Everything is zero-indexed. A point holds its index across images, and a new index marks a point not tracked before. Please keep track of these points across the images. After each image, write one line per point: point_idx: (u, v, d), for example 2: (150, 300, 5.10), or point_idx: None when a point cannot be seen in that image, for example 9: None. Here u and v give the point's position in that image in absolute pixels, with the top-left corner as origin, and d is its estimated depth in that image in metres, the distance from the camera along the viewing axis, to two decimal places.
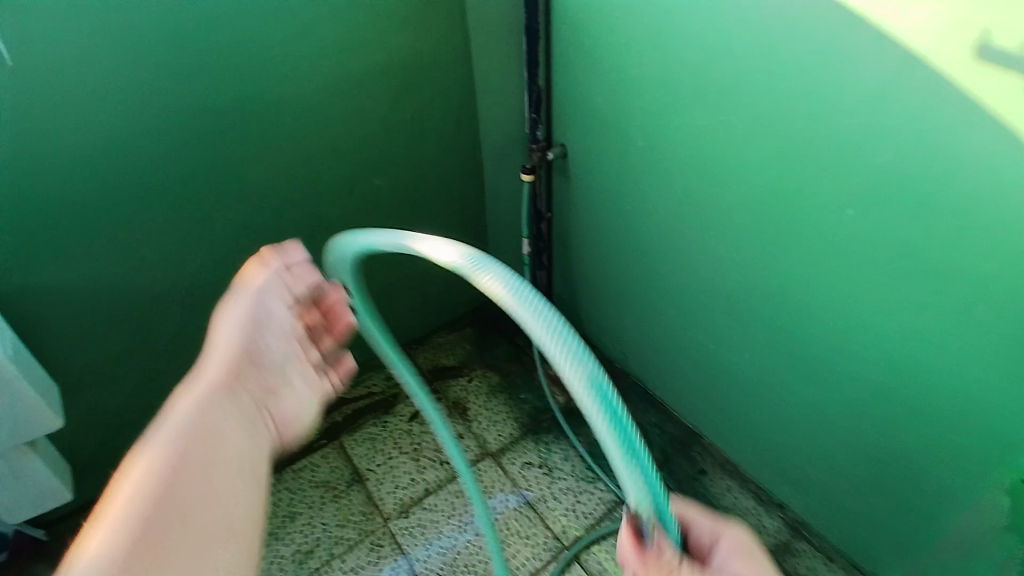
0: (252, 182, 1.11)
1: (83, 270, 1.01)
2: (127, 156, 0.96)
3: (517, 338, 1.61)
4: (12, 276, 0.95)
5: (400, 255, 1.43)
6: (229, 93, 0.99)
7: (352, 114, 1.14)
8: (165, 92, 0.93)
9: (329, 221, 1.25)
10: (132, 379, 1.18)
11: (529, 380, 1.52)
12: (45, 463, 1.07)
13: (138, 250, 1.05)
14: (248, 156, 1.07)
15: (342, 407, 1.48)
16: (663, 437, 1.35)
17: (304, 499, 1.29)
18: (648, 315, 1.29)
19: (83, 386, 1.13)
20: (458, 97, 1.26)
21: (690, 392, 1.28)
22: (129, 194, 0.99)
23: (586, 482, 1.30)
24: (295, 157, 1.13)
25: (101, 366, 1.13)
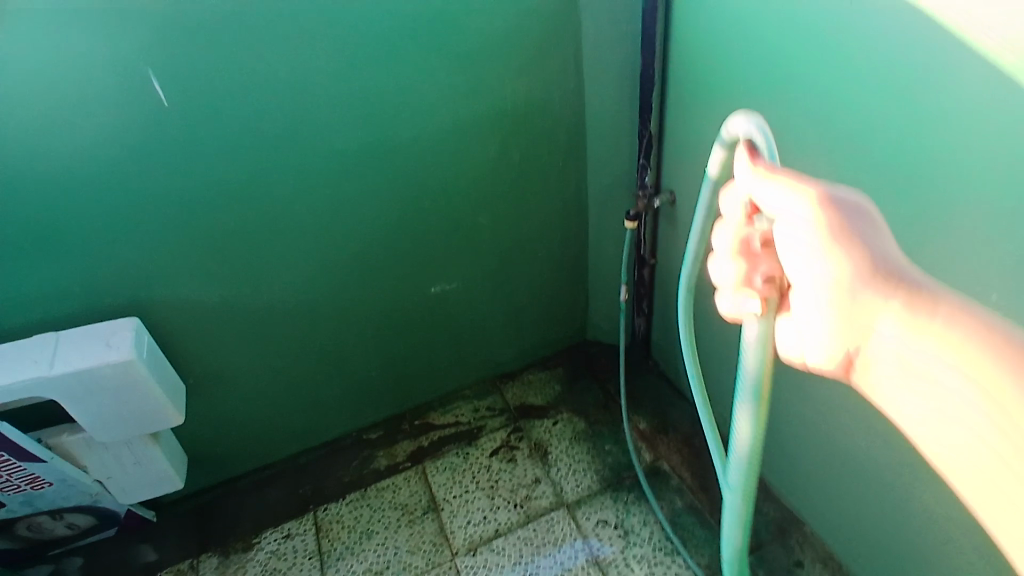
0: (368, 215, 1.19)
1: (219, 284, 1.15)
2: (265, 187, 1.08)
3: (608, 385, 1.56)
4: (164, 286, 1.11)
5: (499, 290, 1.45)
6: (354, 134, 1.08)
7: (465, 155, 1.20)
8: (300, 133, 1.04)
9: (434, 253, 1.32)
10: (251, 382, 1.31)
11: (616, 432, 1.46)
12: (165, 450, 1.24)
13: (265, 270, 1.17)
14: (366, 192, 1.16)
15: (429, 433, 1.52)
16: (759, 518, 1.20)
17: (382, 519, 1.34)
18: None
19: (211, 383, 1.27)
20: (569, 141, 1.27)
21: (794, 473, 1.15)
22: (264, 220, 1.11)
23: (664, 553, 1.21)
24: (408, 194, 1.20)
25: (226, 369, 1.27)
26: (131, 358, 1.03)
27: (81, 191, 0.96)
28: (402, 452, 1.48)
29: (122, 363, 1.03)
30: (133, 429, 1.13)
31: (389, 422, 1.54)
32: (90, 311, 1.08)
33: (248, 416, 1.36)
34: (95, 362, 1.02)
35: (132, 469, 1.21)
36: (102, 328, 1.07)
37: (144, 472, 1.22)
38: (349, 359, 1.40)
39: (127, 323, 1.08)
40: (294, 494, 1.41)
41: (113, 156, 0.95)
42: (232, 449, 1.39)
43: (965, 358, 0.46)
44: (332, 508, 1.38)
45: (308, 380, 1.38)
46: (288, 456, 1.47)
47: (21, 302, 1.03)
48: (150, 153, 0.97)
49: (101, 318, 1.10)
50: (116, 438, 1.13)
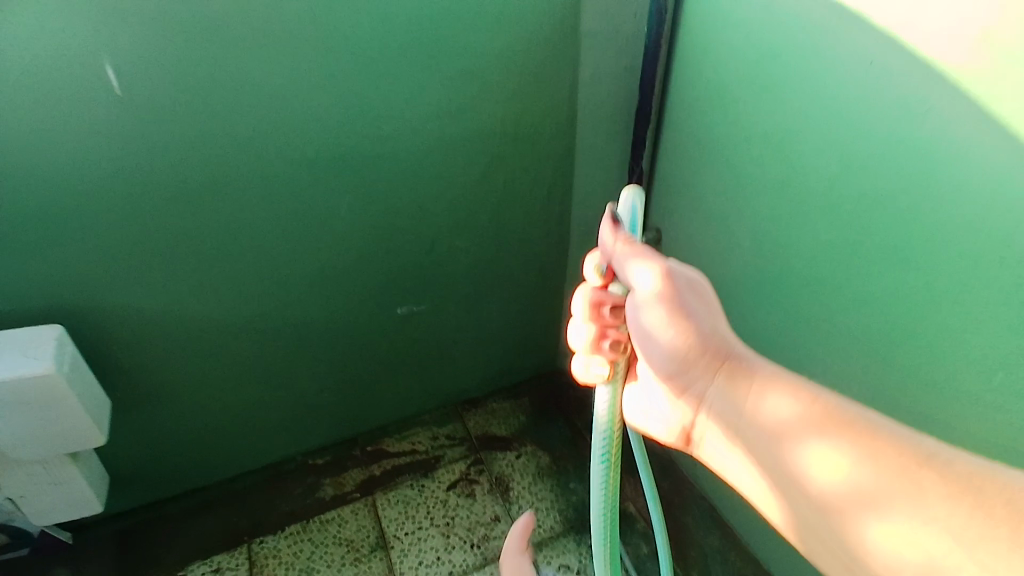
0: (339, 228, 1.10)
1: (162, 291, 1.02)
2: (226, 190, 0.96)
3: (574, 419, 1.50)
4: (97, 291, 0.98)
5: (469, 315, 1.38)
6: (332, 142, 0.99)
7: (447, 173, 1.12)
8: (271, 135, 0.94)
9: (408, 272, 1.23)
10: (189, 399, 1.18)
11: (581, 470, 1.40)
12: (86, 470, 1.08)
13: (219, 279, 1.06)
14: (341, 203, 1.07)
15: (382, 461, 1.42)
16: None
17: (324, 557, 1.24)
18: None
19: (142, 399, 1.13)
20: (557, 168, 1.22)
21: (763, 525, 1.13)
22: (220, 224, 0.99)
23: None
24: (384, 208, 1.11)
25: (162, 383, 1.14)
26: (51, 371, 0.90)
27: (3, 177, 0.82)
28: (351, 481, 1.38)
29: (42, 377, 0.89)
30: (57, 449, 0.99)
31: (339, 446, 1.43)
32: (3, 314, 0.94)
33: (182, 436, 1.22)
34: (8, 374, 0.88)
35: (47, 490, 1.05)
36: (21, 334, 0.93)
37: (62, 494, 1.07)
38: (303, 379, 1.29)
39: (50, 330, 0.94)
40: (228, 523, 1.28)
41: (45, 141, 0.82)
42: (162, 471, 1.25)
43: (787, 516, 0.51)
44: (269, 540, 1.26)
45: (254, 399, 1.26)
46: (224, 479, 1.33)
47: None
48: (90, 141, 0.84)
49: (16, 321, 0.96)
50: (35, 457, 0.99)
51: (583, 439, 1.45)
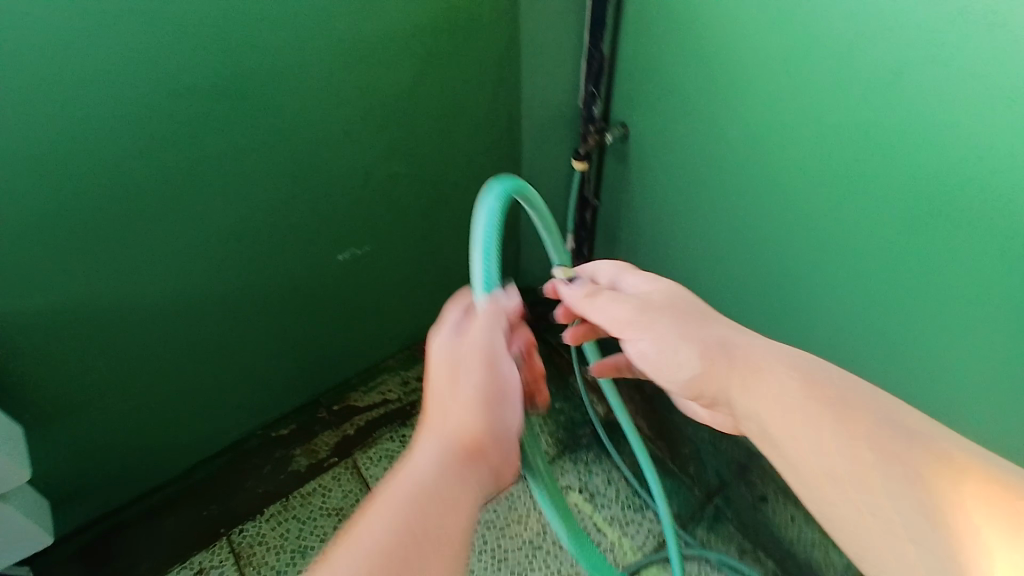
0: (252, 174, 0.89)
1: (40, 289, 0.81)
2: (92, 144, 0.73)
3: (548, 336, 1.44)
4: None
5: (423, 247, 1.23)
6: (218, 64, 0.76)
7: (374, 86, 0.92)
8: (131, 65, 0.70)
9: (345, 213, 1.05)
10: (114, 399, 1.00)
11: (564, 388, 1.36)
12: (18, 503, 0.90)
13: (112, 260, 0.84)
14: (247, 143, 0.85)
15: (353, 418, 1.32)
16: (719, 457, 1.19)
17: (317, 531, 1.16)
18: None
19: (56, 412, 0.95)
20: (501, 64, 1.04)
21: None
22: (98, 189, 0.77)
23: (633, 510, 1.17)
24: (303, 141, 0.91)
25: (75, 390, 0.94)
26: None
27: None
28: (325, 446, 1.28)
29: None
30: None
31: (303, 411, 1.31)
32: None
33: (117, 441, 1.05)
34: None
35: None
36: None
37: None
38: (246, 352, 1.12)
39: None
40: (198, 519, 1.15)
41: None
42: (103, 484, 1.08)
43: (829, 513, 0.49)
44: (249, 528, 1.16)
45: (195, 384, 1.09)
46: (178, 475, 1.18)
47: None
48: None
49: None
50: None
51: (560, 356, 1.40)
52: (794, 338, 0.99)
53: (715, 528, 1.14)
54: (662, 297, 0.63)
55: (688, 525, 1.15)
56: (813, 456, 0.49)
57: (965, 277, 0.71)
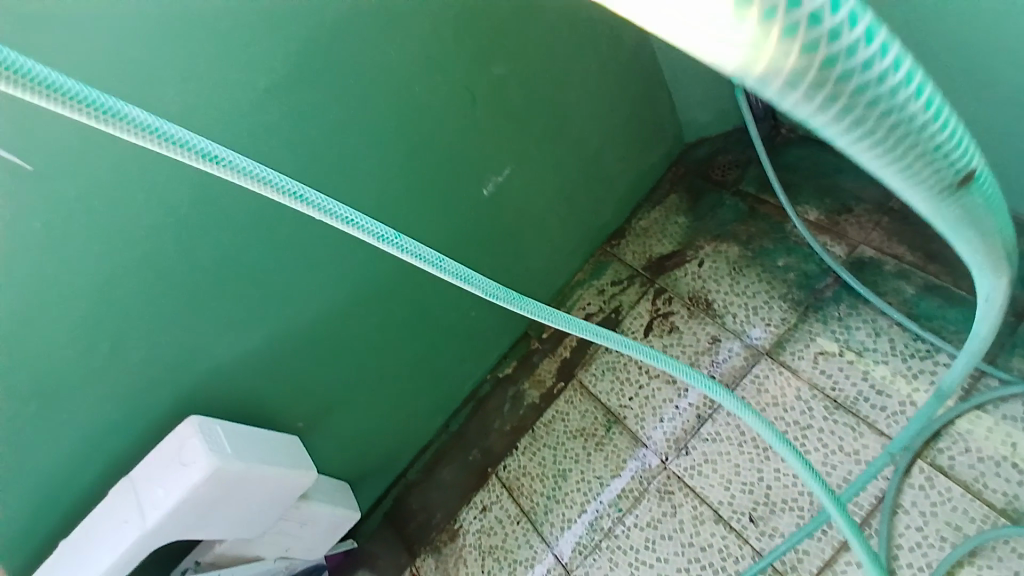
0: (370, 139, 0.93)
1: (261, 305, 0.98)
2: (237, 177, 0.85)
3: (742, 187, 1.23)
4: (215, 332, 0.96)
5: (566, 147, 1.16)
6: (290, 52, 0.81)
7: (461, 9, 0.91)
8: (224, 86, 0.78)
9: (476, 142, 1.04)
10: (368, 381, 1.17)
11: (782, 240, 1.14)
12: (319, 496, 1.14)
13: (301, 262, 0.98)
14: (349, 114, 0.89)
15: (565, 341, 1.30)
16: (1023, 261, 0.92)
17: (568, 453, 1.18)
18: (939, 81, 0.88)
19: (332, 403, 1.15)
20: None
21: None
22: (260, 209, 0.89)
23: (920, 359, 0.94)
24: (399, 89, 0.92)
25: (333, 381, 1.13)
26: (209, 467, 0.90)
27: (57, 278, 0.81)
28: (548, 374, 1.29)
29: (206, 477, 0.90)
30: (268, 501, 1.01)
31: (517, 349, 1.34)
32: (169, 388, 0.96)
33: (382, 414, 1.23)
34: (178, 487, 0.90)
35: (304, 532, 1.13)
36: (162, 451, 0.94)
37: (315, 527, 1.14)
38: (441, 311, 1.19)
39: (188, 428, 0.94)
40: (467, 465, 1.28)
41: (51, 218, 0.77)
42: (382, 456, 1.27)
43: None
44: (511, 463, 1.24)
45: (421, 350, 1.21)
46: (439, 430, 1.33)
47: (103, 452, 0.95)
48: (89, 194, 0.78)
49: (178, 392, 0.98)
50: (251, 520, 1.02)
51: (766, 204, 1.19)
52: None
53: None
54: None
55: (1009, 361, 0.89)
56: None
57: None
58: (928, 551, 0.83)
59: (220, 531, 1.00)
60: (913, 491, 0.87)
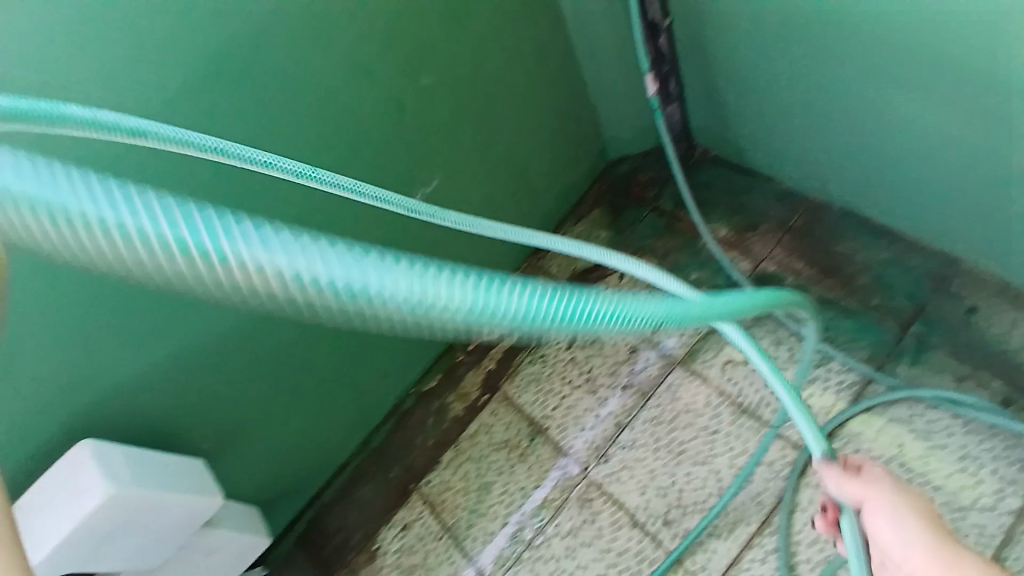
0: (290, 142, 0.90)
1: (164, 315, 0.91)
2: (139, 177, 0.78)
3: (660, 204, 1.29)
4: (108, 346, 0.87)
5: (494, 160, 1.17)
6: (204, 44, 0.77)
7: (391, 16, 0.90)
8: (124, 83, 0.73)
9: (404, 151, 1.03)
10: (284, 396, 1.11)
11: (695, 255, 1.21)
12: (228, 523, 1.06)
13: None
14: (267, 114, 0.86)
15: (491, 353, 1.30)
16: (906, 275, 1.02)
17: (492, 466, 1.17)
18: (831, 112, 0.97)
19: (242, 420, 1.08)
20: None
21: (918, 197, 0.97)
22: None
23: (816, 366, 1.02)
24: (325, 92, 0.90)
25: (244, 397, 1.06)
26: (105, 494, 0.82)
27: None
28: (474, 386, 1.28)
29: (102, 504, 0.82)
30: (173, 530, 0.94)
31: (442, 361, 1.32)
32: (51, 408, 0.87)
33: (299, 431, 1.17)
34: (70, 518, 0.82)
35: (211, 559, 1.05)
36: (54, 478, 0.85)
37: (224, 554, 1.06)
38: (364, 323, 1.15)
39: (84, 453, 0.85)
40: (388, 482, 1.24)
41: None
42: (299, 475, 1.21)
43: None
44: (433, 478, 1.21)
45: (342, 363, 1.16)
46: (359, 447, 1.28)
47: None
48: None
49: (62, 413, 0.88)
50: (155, 551, 0.94)
51: (681, 221, 1.25)
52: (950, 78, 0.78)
53: (923, 358, 0.97)
54: (869, 485, 0.65)
55: (889, 366, 0.98)
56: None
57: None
58: (824, 544, 0.90)
59: (120, 565, 0.92)
60: (812, 490, 0.93)
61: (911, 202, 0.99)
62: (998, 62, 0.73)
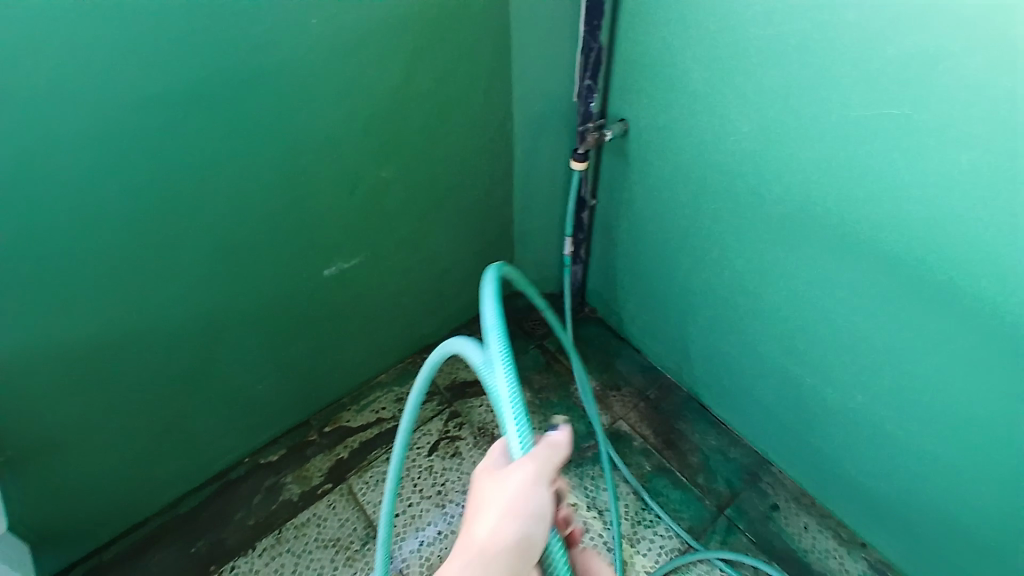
0: (242, 185, 0.89)
1: (18, 310, 0.78)
2: (66, 173, 0.73)
3: (545, 342, 1.42)
4: None
5: (418, 261, 1.23)
6: (198, 70, 0.76)
7: (382, 119, 0.98)
8: (103, 89, 0.70)
9: (344, 227, 1.06)
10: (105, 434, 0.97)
11: (566, 397, 1.33)
12: None
13: (97, 281, 0.82)
14: (231, 152, 0.85)
15: (347, 439, 1.24)
16: (729, 465, 1.22)
17: (313, 565, 1.08)
18: (699, 320, 1.20)
19: (39, 451, 0.91)
20: (499, 94, 1.12)
21: (748, 405, 1.20)
22: (73, 214, 0.76)
23: (644, 526, 1.14)
24: (295, 158, 0.92)
25: (56, 426, 0.90)
26: None
27: None
28: (318, 471, 1.20)
29: None
30: None
31: (292, 434, 1.24)
32: None
33: (103, 476, 1.01)
34: None
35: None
36: None
37: None
38: (231, 378, 1.08)
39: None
40: (184, 557, 1.08)
41: None
42: (86, 521, 1.03)
43: None
44: (241, 564, 1.08)
45: (188, 414, 1.05)
46: (163, 508, 1.13)
47: None
48: None
49: None
50: None
51: (560, 363, 1.38)
52: (793, 326, 1.02)
53: (730, 540, 1.13)
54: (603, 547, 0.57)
55: (702, 539, 1.13)
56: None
57: (924, 259, 0.79)
58: None
59: None
60: None
61: (740, 407, 1.22)
62: (821, 332, 0.98)
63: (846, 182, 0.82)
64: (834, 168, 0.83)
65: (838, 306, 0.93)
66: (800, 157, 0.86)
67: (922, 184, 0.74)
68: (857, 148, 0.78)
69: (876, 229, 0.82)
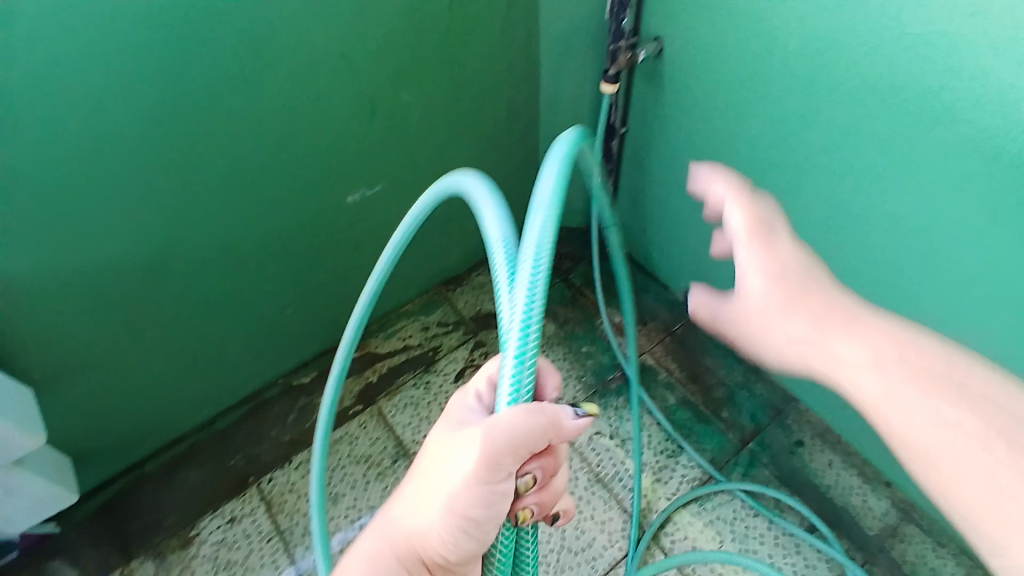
0: (259, 107, 0.88)
1: (48, 230, 0.80)
2: (85, 91, 0.73)
3: (571, 276, 1.41)
4: None
5: (441, 191, 1.22)
6: None
7: (401, 36, 0.94)
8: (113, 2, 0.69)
9: (364, 153, 1.04)
10: (144, 352, 1.02)
11: (590, 330, 1.32)
12: (36, 464, 0.96)
13: (125, 202, 0.84)
14: (247, 72, 0.83)
15: (375, 365, 1.28)
16: (754, 400, 1.21)
17: (346, 479, 1.14)
18: (730, 253, 1.16)
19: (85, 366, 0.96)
20: (524, 10, 1.06)
21: None
22: (96, 134, 0.77)
23: (665, 456, 1.15)
24: (312, 78, 0.90)
25: (98, 343, 0.95)
26: None
27: None
28: (348, 394, 1.24)
29: None
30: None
31: (322, 359, 1.29)
32: None
33: (145, 392, 1.07)
34: None
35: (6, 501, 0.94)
36: None
37: (20, 500, 0.95)
38: (260, 302, 1.11)
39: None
40: (225, 468, 1.16)
41: None
42: (134, 432, 1.11)
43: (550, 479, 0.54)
44: (278, 476, 1.15)
45: (221, 335, 1.10)
46: (203, 423, 1.20)
47: None
48: None
49: None
50: None
51: (586, 297, 1.37)
52: (825, 260, 0.97)
53: (751, 472, 1.13)
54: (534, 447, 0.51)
55: (724, 470, 1.14)
56: (848, 372, 0.51)
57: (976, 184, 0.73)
58: None
59: None
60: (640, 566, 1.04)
61: None
62: (858, 265, 0.93)
63: (897, 98, 0.75)
64: (884, 84, 0.76)
65: (878, 237, 0.88)
66: (846, 72, 0.79)
67: (983, 99, 0.67)
68: (911, 60, 0.71)
69: (925, 153, 0.76)
